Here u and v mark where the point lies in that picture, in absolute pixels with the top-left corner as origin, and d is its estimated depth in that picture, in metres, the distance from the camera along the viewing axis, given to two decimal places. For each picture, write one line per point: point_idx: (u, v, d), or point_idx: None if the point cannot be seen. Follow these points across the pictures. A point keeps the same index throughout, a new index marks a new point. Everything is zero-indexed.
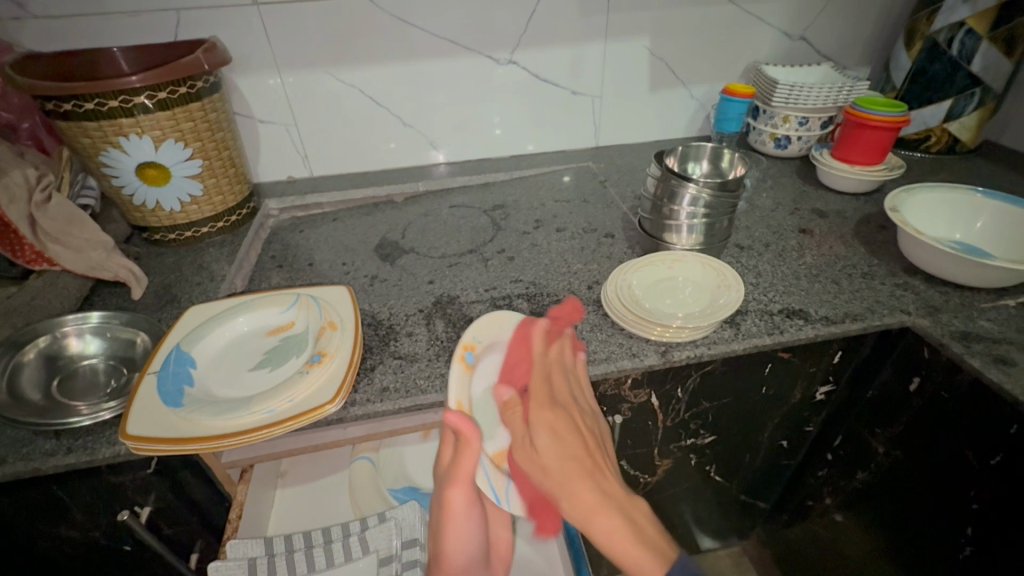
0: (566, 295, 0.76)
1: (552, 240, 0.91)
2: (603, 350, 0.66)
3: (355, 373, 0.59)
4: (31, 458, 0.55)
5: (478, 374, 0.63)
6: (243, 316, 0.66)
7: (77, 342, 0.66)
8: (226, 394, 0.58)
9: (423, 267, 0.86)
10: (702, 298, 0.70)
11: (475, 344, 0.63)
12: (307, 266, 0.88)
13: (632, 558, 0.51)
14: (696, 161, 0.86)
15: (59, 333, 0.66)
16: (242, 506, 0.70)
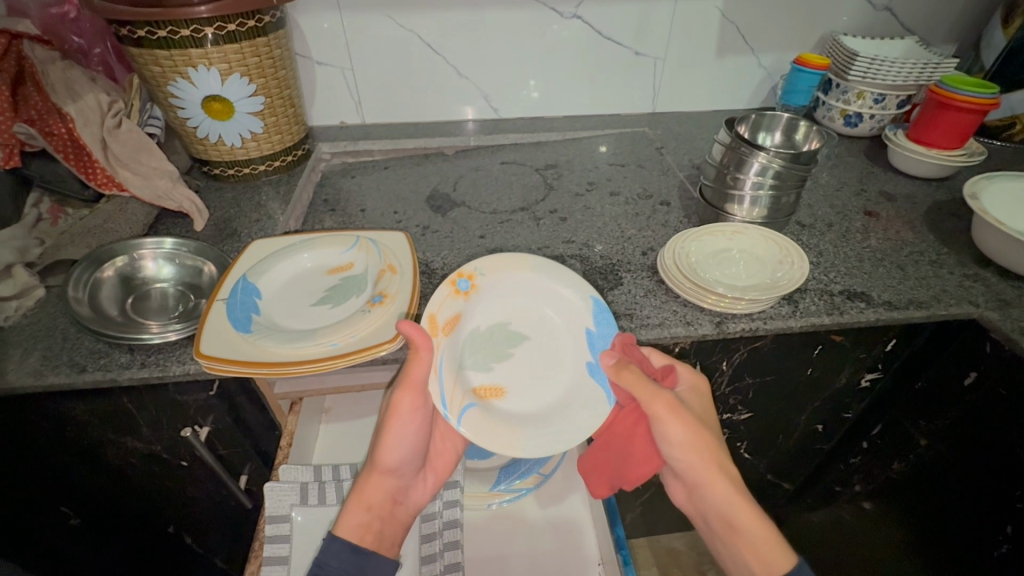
0: (619, 260, 0.76)
1: (605, 204, 0.89)
2: (657, 316, 0.66)
3: (413, 315, 0.60)
4: (109, 368, 0.59)
5: (473, 305, 0.62)
6: (306, 253, 0.68)
7: (151, 265, 0.69)
8: (290, 325, 0.60)
9: (476, 221, 0.86)
10: (762, 271, 0.68)
11: (474, 274, 0.62)
12: (359, 212, 0.89)
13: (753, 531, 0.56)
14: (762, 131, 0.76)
15: (135, 254, 0.69)
16: (292, 435, 0.75)
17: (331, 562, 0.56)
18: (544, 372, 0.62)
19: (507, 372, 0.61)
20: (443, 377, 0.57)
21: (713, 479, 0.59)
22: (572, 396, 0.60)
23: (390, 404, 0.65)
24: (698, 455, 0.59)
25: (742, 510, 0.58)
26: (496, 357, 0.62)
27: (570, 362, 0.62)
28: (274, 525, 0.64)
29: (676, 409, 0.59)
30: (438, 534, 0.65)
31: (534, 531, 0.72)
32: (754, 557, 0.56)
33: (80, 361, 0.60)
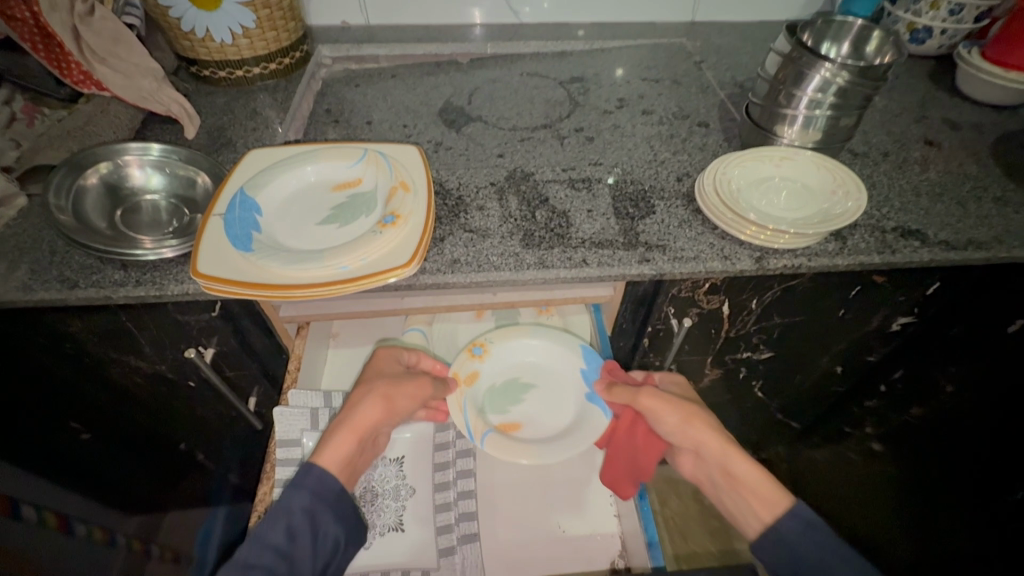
0: (651, 185, 0.69)
1: (636, 123, 0.81)
2: (692, 249, 0.61)
3: (428, 239, 0.55)
4: (102, 285, 0.55)
5: (489, 365, 0.71)
6: (309, 166, 0.61)
7: (138, 173, 0.62)
8: (294, 245, 0.55)
9: (493, 138, 0.78)
10: (812, 202, 0.62)
11: (488, 341, 0.72)
12: (365, 124, 0.81)
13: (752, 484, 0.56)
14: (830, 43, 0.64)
15: (119, 161, 0.62)
16: (299, 361, 0.72)
17: (309, 483, 0.52)
18: (554, 411, 0.69)
19: (524, 412, 0.69)
20: (466, 414, 0.65)
21: (708, 446, 0.59)
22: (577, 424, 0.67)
23: (394, 368, 0.64)
24: (688, 432, 0.60)
25: (736, 461, 0.58)
26: (513, 401, 0.69)
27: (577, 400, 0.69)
28: (286, 449, 0.63)
29: (660, 395, 0.61)
30: (451, 464, 0.66)
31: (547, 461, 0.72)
32: (754, 500, 0.56)
33: (71, 276, 0.56)
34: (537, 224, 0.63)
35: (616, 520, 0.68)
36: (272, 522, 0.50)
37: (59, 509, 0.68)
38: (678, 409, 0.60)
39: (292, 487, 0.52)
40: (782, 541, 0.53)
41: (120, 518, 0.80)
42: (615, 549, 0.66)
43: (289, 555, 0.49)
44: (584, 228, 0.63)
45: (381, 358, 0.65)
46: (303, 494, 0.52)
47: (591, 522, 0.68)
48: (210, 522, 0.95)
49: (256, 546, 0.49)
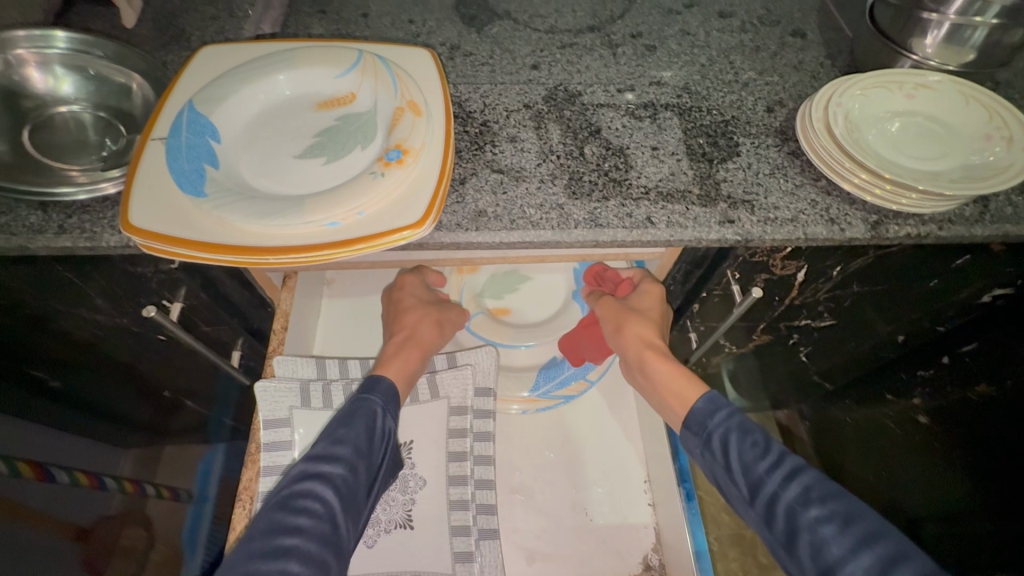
0: (734, 116, 0.53)
1: (710, 29, 0.62)
2: (789, 209, 0.47)
3: (447, 186, 0.41)
4: (14, 233, 0.42)
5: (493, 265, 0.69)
6: (283, 73, 0.45)
7: (40, 77, 0.46)
8: (264, 186, 0.40)
9: (525, 43, 0.60)
10: (955, 149, 0.47)
11: None
12: (359, 17, 0.62)
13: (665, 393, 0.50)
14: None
15: (10, 59, 0.46)
16: (286, 319, 0.60)
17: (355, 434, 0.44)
18: (538, 306, 0.68)
19: (513, 300, 0.68)
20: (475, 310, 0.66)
21: (632, 352, 0.55)
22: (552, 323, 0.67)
23: (429, 294, 0.59)
24: (619, 342, 0.57)
25: (654, 360, 0.53)
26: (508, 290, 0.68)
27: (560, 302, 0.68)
28: (274, 430, 0.53)
29: (605, 304, 0.59)
30: (469, 452, 0.54)
31: (575, 442, 0.63)
32: (667, 405, 0.51)
33: None
34: (587, 164, 0.48)
35: (650, 509, 0.60)
36: (345, 420, 0.45)
37: (33, 455, 0.52)
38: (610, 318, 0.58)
39: (359, 395, 0.47)
40: (688, 430, 0.47)
41: (115, 452, 0.64)
42: (649, 543, 0.59)
43: (366, 454, 0.44)
44: (648, 173, 0.48)
45: (406, 284, 0.58)
46: (374, 402, 0.47)
47: (623, 510, 0.60)
48: (209, 456, 0.79)
49: (328, 439, 0.44)
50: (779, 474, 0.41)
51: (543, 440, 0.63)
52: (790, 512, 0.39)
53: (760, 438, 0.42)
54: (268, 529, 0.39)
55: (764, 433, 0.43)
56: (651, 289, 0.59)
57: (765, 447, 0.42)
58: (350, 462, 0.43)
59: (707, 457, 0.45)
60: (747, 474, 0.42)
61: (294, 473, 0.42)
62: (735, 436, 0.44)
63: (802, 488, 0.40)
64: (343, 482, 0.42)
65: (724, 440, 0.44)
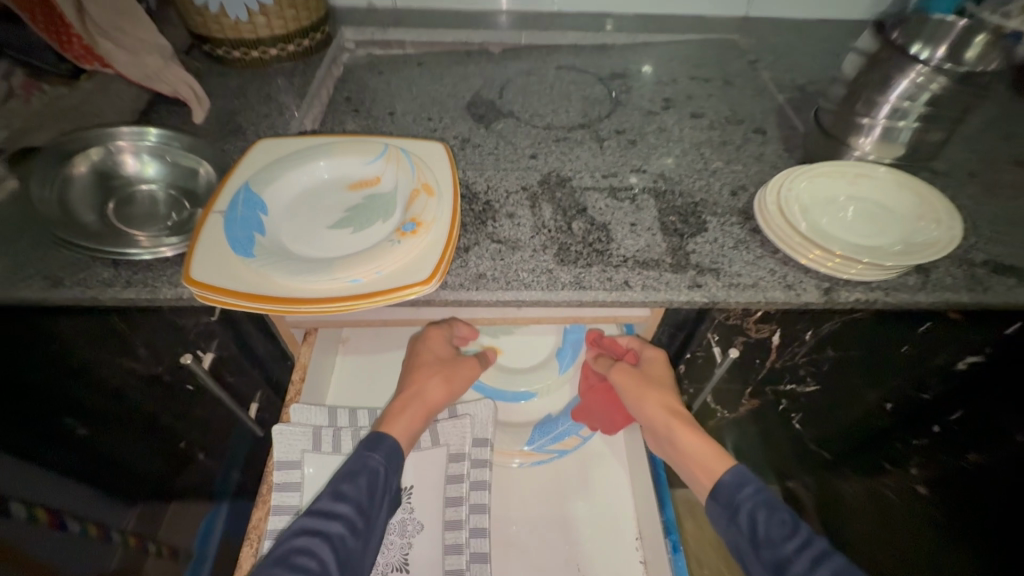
0: (702, 198, 0.61)
1: (684, 127, 0.73)
2: (750, 275, 0.53)
3: (452, 251, 0.49)
4: (90, 286, 0.50)
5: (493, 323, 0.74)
6: (324, 162, 0.55)
7: (132, 161, 0.57)
8: (301, 250, 0.48)
9: (524, 137, 0.71)
10: (893, 227, 0.54)
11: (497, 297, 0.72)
12: (386, 115, 0.75)
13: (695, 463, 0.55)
14: (927, 44, 0.56)
15: (113, 147, 0.57)
16: (304, 370, 0.66)
17: (353, 491, 0.48)
18: (531, 350, 0.73)
19: (508, 342, 0.73)
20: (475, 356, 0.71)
21: (658, 423, 0.58)
22: (542, 369, 0.72)
23: (447, 350, 0.62)
24: (640, 410, 0.60)
25: (684, 435, 0.56)
26: (505, 332, 0.73)
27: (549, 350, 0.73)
28: (285, 472, 0.57)
29: (621, 372, 0.63)
30: (464, 498, 0.57)
31: (568, 496, 0.66)
32: (695, 473, 0.55)
33: (57, 274, 0.52)
34: (574, 237, 0.56)
35: (642, 567, 0.61)
36: (350, 478, 0.49)
37: (53, 502, 0.55)
38: (629, 387, 0.61)
39: (363, 451, 0.51)
40: (720, 503, 0.51)
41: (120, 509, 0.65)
42: None
43: (365, 512, 0.48)
44: (627, 244, 0.56)
45: (433, 336, 0.62)
46: (375, 461, 0.51)
47: (615, 565, 0.61)
48: (211, 517, 0.79)
49: (332, 496, 0.48)
50: (806, 555, 0.45)
51: (538, 495, 0.66)
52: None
53: (789, 518, 0.47)
54: None
55: (789, 515, 0.48)
56: (661, 360, 0.64)
57: (792, 528, 0.47)
58: (349, 521, 0.47)
59: (735, 530, 0.49)
60: (774, 551, 0.46)
61: (301, 525, 0.47)
62: (764, 513, 0.48)
63: (830, 571, 0.44)
64: (341, 541, 0.46)
65: (754, 516, 0.48)
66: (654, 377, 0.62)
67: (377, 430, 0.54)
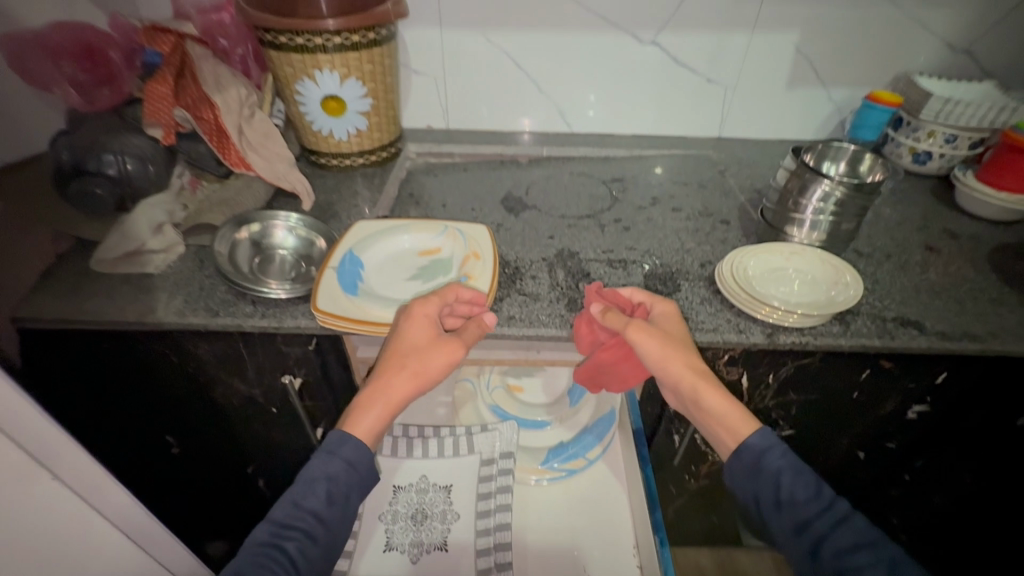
0: (678, 268, 0.82)
1: (667, 217, 0.95)
2: (711, 322, 0.72)
3: (491, 297, 0.70)
4: (236, 315, 0.71)
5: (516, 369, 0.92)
6: (403, 235, 0.78)
7: (280, 233, 0.81)
8: (388, 294, 0.70)
9: (544, 223, 0.94)
10: (817, 290, 0.73)
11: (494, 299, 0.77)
12: (440, 206, 1.00)
13: (721, 419, 0.62)
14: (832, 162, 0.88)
15: (268, 224, 0.81)
16: (367, 397, 0.83)
17: (308, 501, 0.55)
18: (548, 390, 0.90)
19: (529, 383, 0.91)
20: (501, 392, 0.89)
21: (689, 381, 0.63)
22: (557, 404, 0.88)
23: (423, 335, 0.62)
24: (665, 367, 0.63)
25: (710, 398, 0.62)
26: (526, 374, 0.91)
27: (562, 389, 0.90)
28: None
29: (648, 328, 0.65)
30: (492, 494, 0.72)
31: (577, 508, 0.79)
32: (722, 429, 0.62)
33: (215, 308, 0.73)
34: (580, 293, 0.76)
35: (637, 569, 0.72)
36: (308, 487, 0.56)
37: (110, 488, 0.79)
38: (657, 347, 0.64)
39: (326, 454, 0.57)
40: (749, 462, 0.59)
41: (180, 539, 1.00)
42: None
43: (322, 520, 0.55)
44: None
45: (411, 323, 0.62)
46: (338, 465, 0.57)
47: (615, 564, 0.73)
48: None
49: (293, 506, 0.55)
50: (829, 516, 0.55)
51: (551, 506, 0.79)
52: (836, 552, 0.53)
53: (813, 482, 0.57)
54: None
55: (812, 480, 0.58)
56: (675, 320, 0.68)
57: (813, 490, 0.57)
58: (305, 533, 0.54)
59: (760, 487, 0.58)
60: (797, 512, 0.56)
61: (263, 537, 0.55)
62: (789, 476, 0.57)
63: (848, 532, 0.54)
64: (298, 547, 0.53)
65: (780, 480, 0.57)
66: (677, 336, 0.67)
67: (340, 429, 0.58)
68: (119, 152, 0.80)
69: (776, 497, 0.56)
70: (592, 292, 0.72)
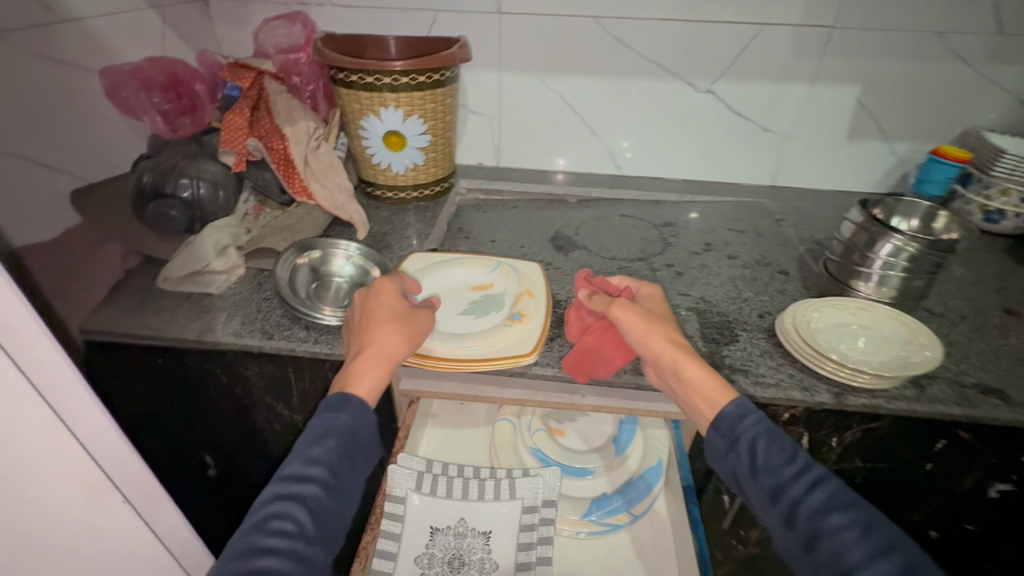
0: (735, 317, 0.79)
1: (721, 265, 0.93)
2: (773, 377, 0.68)
3: (545, 336, 0.69)
4: (290, 339, 0.73)
5: (558, 413, 0.88)
6: (457, 270, 0.79)
7: (338, 262, 0.83)
8: (441, 327, 0.70)
9: (594, 265, 0.93)
10: (888, 350, 0.69)
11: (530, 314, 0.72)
12: (490, 242, 1.00)
13: (700, 389, 0.59)
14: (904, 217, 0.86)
15: (328, 252, 0.84)
16: (408, 430, 0.80)
17: (317, 452, 0.54)
18: (591, 437, 0.86)
19: (572, 428, 0.87)
20: (543, 436, 0.85)
21: (667, 351, 0.62)
22: (600, 453, 0.84)
23: (398, 303, 0.65)
24: (644, 339, 0.64)
25: (689, 368, 0.60)
26: (568, 418, 0.88)
27: (606, 437, 0.86)
28: (393, 504, 0.71)
29: (630, 304, 0.66)
30: (533, 545, 0.70)
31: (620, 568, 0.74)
32: (700, 401, 0.59)
33: (269, 330, 0.74)
34: None
35: None
36: (312, 441, 0.55)
37: None
38: (637, 320, 0.65)
39: (331, 413, 0.56)
40: (723, 433, 0.56)
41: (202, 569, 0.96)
42: None
43: (337, 471, 0.54)
44: None
45: (382, 292, 0.66)
46: (342, 422, 0.56)
47: None
48: None
49: (302, 461, 0.53)
50: (803, 480, 0.50)
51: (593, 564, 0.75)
52: (812, 512, 0.48)
53: (786, 445, 0.53)
54: (249, 551, 0.48)
55: (787, 445, 0.53)
56: (659, 304, 0.70)
57: (791, 456, 0.52)
58: (321, 482, 0.52)
59: (737, 456, 0.54)
60: (772, 475, 0.51)
61: (274, 492, 0.52)
62: (763, 443, 0.53)
63: (822, 494, 0.49)
64: (314, 499, 0.52)
65: (754, 446, 0.53)
66: (659, 314, 0.68)
67: (339, 392, 0.58)
68: (195, 176, 0.85)
69: (748, 463, 0.53)
70: (584, 281, 0.74)
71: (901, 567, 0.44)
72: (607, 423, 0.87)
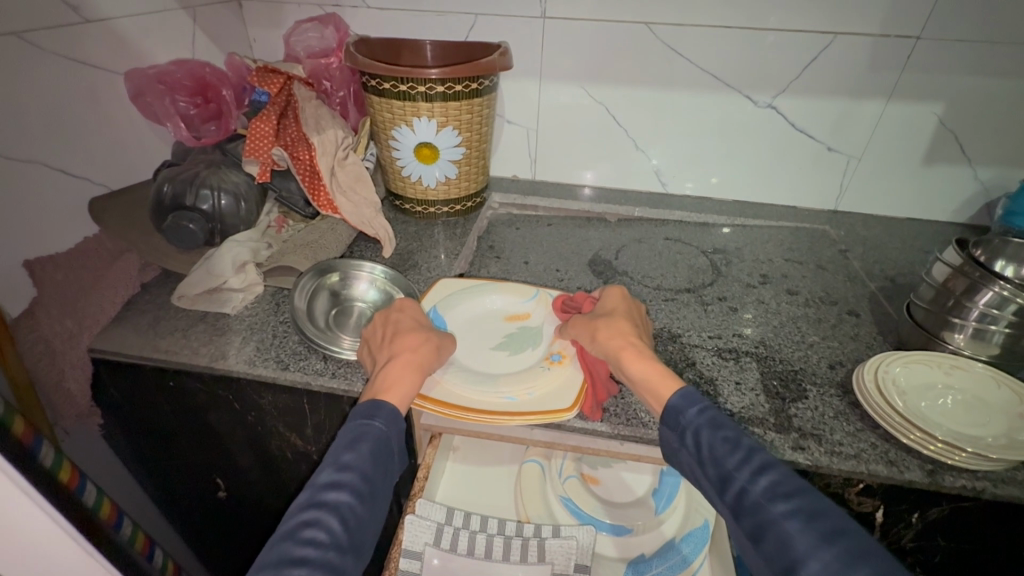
0: (801, 367, 0.69)
1: (781, 301, 0.84)
2: (852, 446, 0.59)
3: (587, 386, 0.61)
4: (307, 372, 0.67)
5: (593, 461, 0.82)
6: (489, 301, 0.72)
7: (361, 286, 0.78)
8: (473, 368, 0.63)
9: (638, 295, 0.85)
10: (993, 420, 0.58)
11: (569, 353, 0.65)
12: (523, 264, 0.93)
13: (647, 386, 0.55)
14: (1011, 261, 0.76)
15: (352, 276, 0.78)
16: (429, 470, 0.71)
17: (351, 460, 0.48)
18: (628, 488, 0.79)
19: (607, 477, 0.80)
20: (574, 483, 0.78)
21: (608, 353, 0.58)
22: (637, 507, 0.76)
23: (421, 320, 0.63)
24: (594, 346, 0.60)
25: (630, 364, 0.56)
26: (604, 466, 0.81)
27: (645, 490, 0.78)
28: (408, 560, 0.64)
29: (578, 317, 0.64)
30: None
31: None
32: (650, 398, 0.54)
33: (285, 359, 0.69)
34: None
35: None
36: (343, 448, 0.50)
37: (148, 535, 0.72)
38: (580, 329, 0.62)
39: (362, 420, 0.51)
40: (668, 427, 0.51)
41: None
42: None
43: (369, 478, 0.48)
44: (732, 400, 0.64)
45: (406, 308, 0.64)
46: (375, 427, 0.51)
47: None
48: None
49: (334, 467, 0.48)
50: (748, 467, 0.45)
51: None
52: (756, 503, 0.43)
53: (730, 434, 0.48)
54: (277, 563, 0.42)
55: (732, 432, 0.48)
56: (617, 300, 0.65)
57: (735, 444, 0.47)
58: (353, 488, 0.47)
59: (687, 450, 0.50)
60: (717, 460, 0.47)
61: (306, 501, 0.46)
62: (707, 433, 0.49)
63: (769, 483, 0.44)
64: (348, 508, 0.46)
65: (700, 438, 0.49)
66: (608, 310, 0.63)
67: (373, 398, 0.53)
68: (217, 188, 0.80)
69: (696, 459, 0.48)
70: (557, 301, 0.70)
71: (845, 554, 0.39)
72: (647, 474, 0.80)
